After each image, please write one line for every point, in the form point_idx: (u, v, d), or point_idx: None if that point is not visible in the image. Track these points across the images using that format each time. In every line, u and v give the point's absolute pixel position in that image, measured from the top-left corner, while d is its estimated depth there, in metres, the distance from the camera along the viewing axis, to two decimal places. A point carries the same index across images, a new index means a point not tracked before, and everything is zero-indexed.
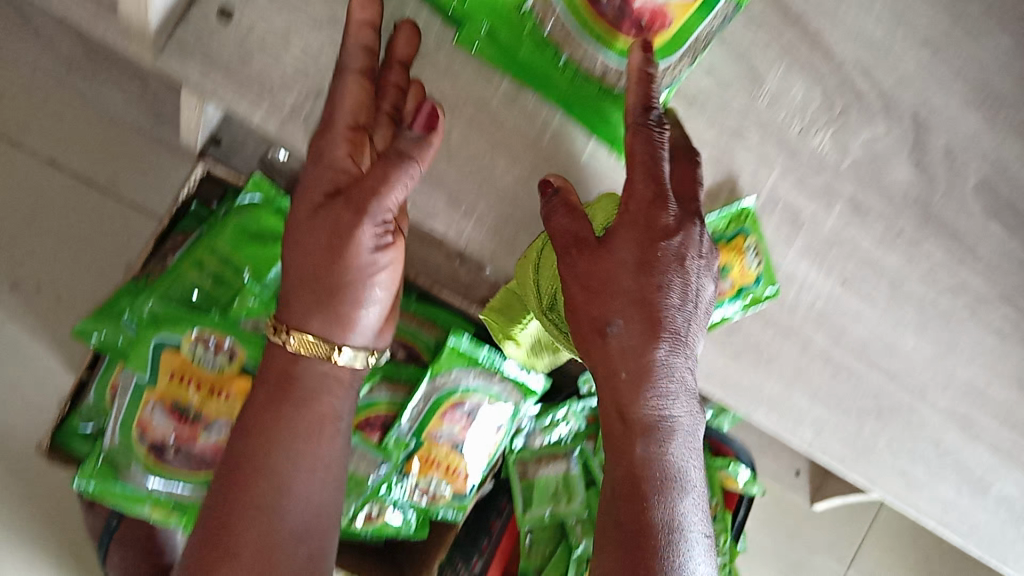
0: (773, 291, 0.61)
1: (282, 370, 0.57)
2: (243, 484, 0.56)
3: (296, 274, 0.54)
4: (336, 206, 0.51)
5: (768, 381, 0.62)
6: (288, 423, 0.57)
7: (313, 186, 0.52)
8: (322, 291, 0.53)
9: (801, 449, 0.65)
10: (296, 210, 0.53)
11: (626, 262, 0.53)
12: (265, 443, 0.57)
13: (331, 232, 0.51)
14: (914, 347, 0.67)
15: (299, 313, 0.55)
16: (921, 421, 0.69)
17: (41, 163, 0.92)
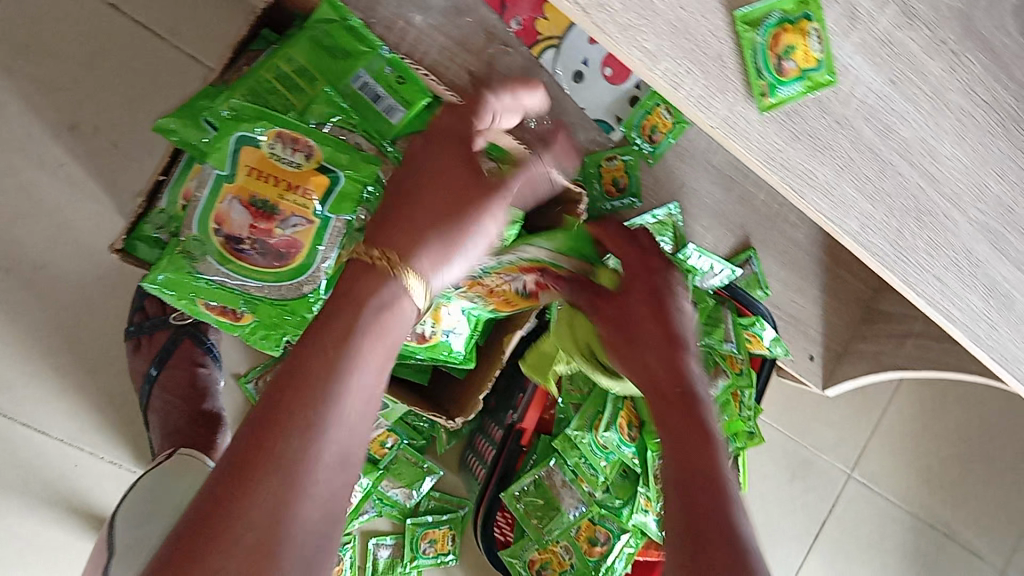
0: (830, 79, 0.65)
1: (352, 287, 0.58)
2: (290, 406, 0.53)
3: (400, 190, 0.62)
4: (476, 171, 0.63)
5: (821, 167, 0.67)
6: (359, 352, 0.57)
7: (444, 166, 0.63)
8: (448, 210, 0.62)
9: (847, 240, 0.70)
10: (423, 183, 0.62)
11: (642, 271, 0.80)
12: (325, 384, 0.54)
13: (456, 189, 0.62)
14: (951, 155, 0.72)
15: (405, 240, 0.60)
16: (955, 229, 0.74)
17: (102, 7, 0.94)
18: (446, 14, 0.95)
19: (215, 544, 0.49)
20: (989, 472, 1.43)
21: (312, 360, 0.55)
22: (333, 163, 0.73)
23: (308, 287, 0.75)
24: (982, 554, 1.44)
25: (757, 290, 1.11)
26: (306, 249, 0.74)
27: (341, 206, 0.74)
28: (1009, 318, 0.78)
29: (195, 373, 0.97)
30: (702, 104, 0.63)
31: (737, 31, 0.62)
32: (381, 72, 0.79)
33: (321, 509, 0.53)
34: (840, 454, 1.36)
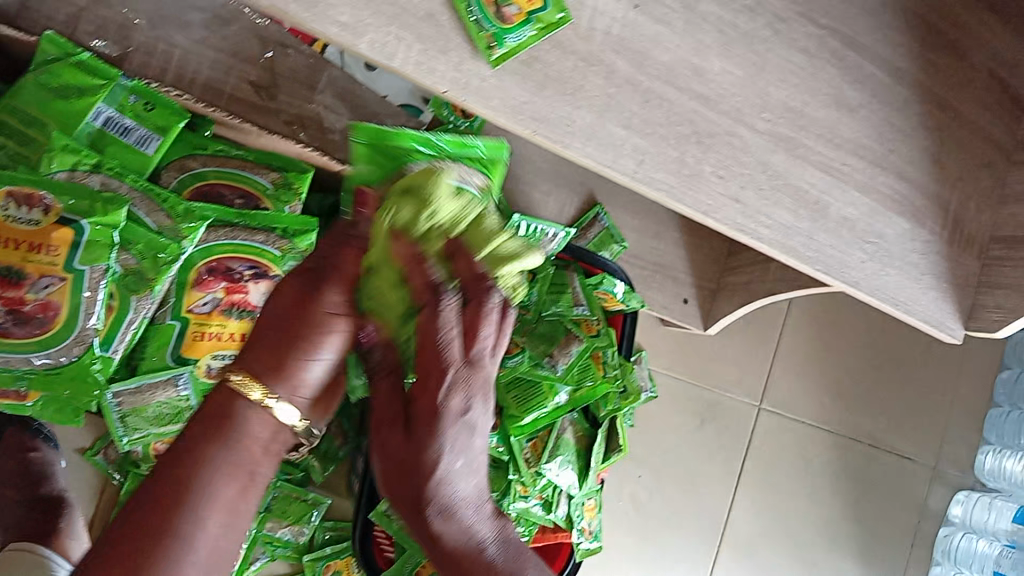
0: (563, 17, 0.62)
1: (223, 408, 0.57)
2: (172, 503, 0.53)
3: (269, 325, 0.58)
4: (317, 322, 0.57)
5: (576, 112, 0.62)
6: (217, 471, 0.55)
7: (290, 303, 0.57)
8: (288, 335, 0.57)
9: (625, 181, 0.65)
10: (284, 321, 0.57)
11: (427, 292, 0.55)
12: (195, 469, 0.55)
13: (303, 303, 0.57)
14: (722, 71, 0.68)
15: (271, 364, 0.57)
16: (744, 146, 0.70)
17: None
18: (209, 26, 0.80)
19: None
20: (898, 373, 1.42)
21: (176, 475, 0.54)
22: (75, 212, 0.67)
23: (78, 349, 0.68)
24: (912, 457, 1.42)
25: (612, 244, 1.08)
26: (66, 307, 0.67)
27: (94, 255, 0.67)
28: (825, 225, 0.75)
29: (26, 459, 0.90)
30: (424, 69, 0.58)
31: None
32: (125, 102, 0.74)
33: None
34: (745, 389, 1.33)
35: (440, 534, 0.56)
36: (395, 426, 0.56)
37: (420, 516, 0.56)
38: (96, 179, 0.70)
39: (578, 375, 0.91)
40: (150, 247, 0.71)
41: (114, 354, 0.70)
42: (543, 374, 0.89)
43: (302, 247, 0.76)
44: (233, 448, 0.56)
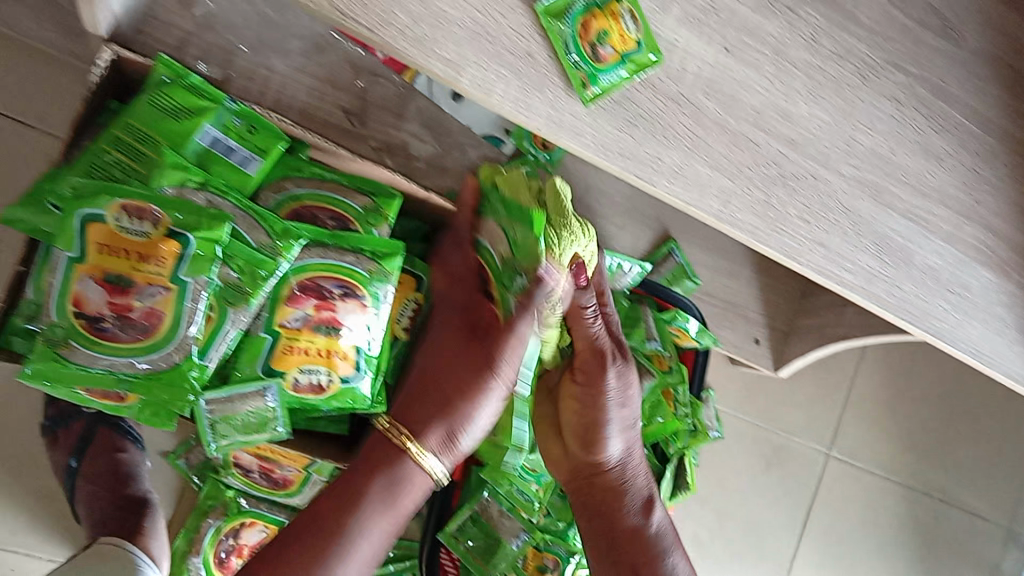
0: (655, 57, 0.63)
1: (386, 453, 0.62)
2: (311, 555, 0.57)
3: (430, 374, 0.64)
4: (485, 359, 0.64)
5: (665, 151, 0.64)
6: (369, 513, 0.60)
7: (448, 360, 0.65)
8: (444, 391, 0.63)
9: (710, 221, 0.67)
10: (447, 390, 0.63)
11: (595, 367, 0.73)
12: (336, 523, 0.59)
13: (472, 360, 0.64)
14: (809, 115, 0.69)
15: (422, 419, 0.63)
16: (830, 190, 0.71)
17: None
18: (308, 55, 0.85)
19: None
20: (975, 428, 1.38)
21: (313, 533, 0.58)
22: (183, 226, 0.71)
23: (178, 355, 0.72)
24: (987, 516, 1.37)
25: (685, 280, 1.09)
26: (169, 315, 0.71)
27: (198, 268, 0.71)
28: (910, 274, 0.75)
29: (116, 458, 0.94)
30: (520, 105, 0.60)
31: (542, 26, 0.60)
32: (230, 124, 0.78)
33: None
34: (814, 434, 1.31)
35: (645, 529, 0.77)
36: (582, 439, 0.76)
37: (608, 513, 0.77)
38: (203, 196, 0.74)
39: (649, 410, 0.93)
40: (248, 262, 0.74)
41: (209, 361, 0.74)
42: None
43: (388, 268, 0.81)
44: (394, 504, 0.61)
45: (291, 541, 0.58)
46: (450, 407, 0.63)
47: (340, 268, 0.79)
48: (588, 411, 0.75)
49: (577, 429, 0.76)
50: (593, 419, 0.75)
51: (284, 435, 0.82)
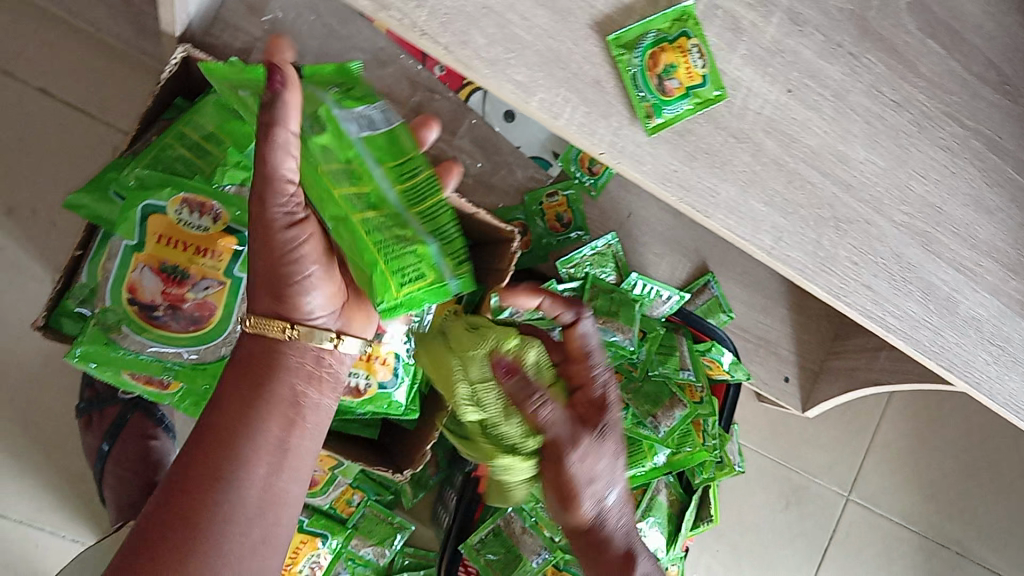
0: (718, 93, 0.64)
1: (258, 357, 0.64)
2: (221, 456, 0.62)
3: (259, 278, 0.62)
4: (290, 235, 0.60)
5: (722, 184, 0.65)
6: (261, 420, 0.64)
7: (274, 246, 0.60)
8: (279, 294, 0.62)
9: (761, 256, 0.67)
10: (286, 285, 0.62)
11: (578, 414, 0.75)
12: (243, 430, 0.63)
13: (264, 224, 0.59)
14: (865, 160, 0.70)
15: (275, 303, 0.62)
16: (881, 235, 0.71)
17: (32, 90, 0.96)
18: (368, 67, 0.87)
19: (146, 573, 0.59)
20: (999, 485, 1.36)
21: (223, 426, 0.63)
22: (242, 224, 0.73)
23: (226, 349, 0.74)
24: (1003, 573, 1.36)
25: (720, 313, 1.09)
26: (221, 308, 0.72)
27: (253, 264, 0.73)
28: (955, 324, 0.75)
29: (146, 445, 0.95)
30: (584, 130, 0.62)
31: (612, 56, 0.61)
32: None
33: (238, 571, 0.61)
34: (835, 477, 1.31)
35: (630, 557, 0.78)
36: (559, 504, 0.75)
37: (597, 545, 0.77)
38: None
39: (677, 440, 0.93)
40: None
41: None
42: (644, 435, 0.92)
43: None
44: (267, 400, 0.64)
45: (165, 512, 0.61)
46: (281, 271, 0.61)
47: None
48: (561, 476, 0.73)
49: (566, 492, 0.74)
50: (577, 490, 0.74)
51: None
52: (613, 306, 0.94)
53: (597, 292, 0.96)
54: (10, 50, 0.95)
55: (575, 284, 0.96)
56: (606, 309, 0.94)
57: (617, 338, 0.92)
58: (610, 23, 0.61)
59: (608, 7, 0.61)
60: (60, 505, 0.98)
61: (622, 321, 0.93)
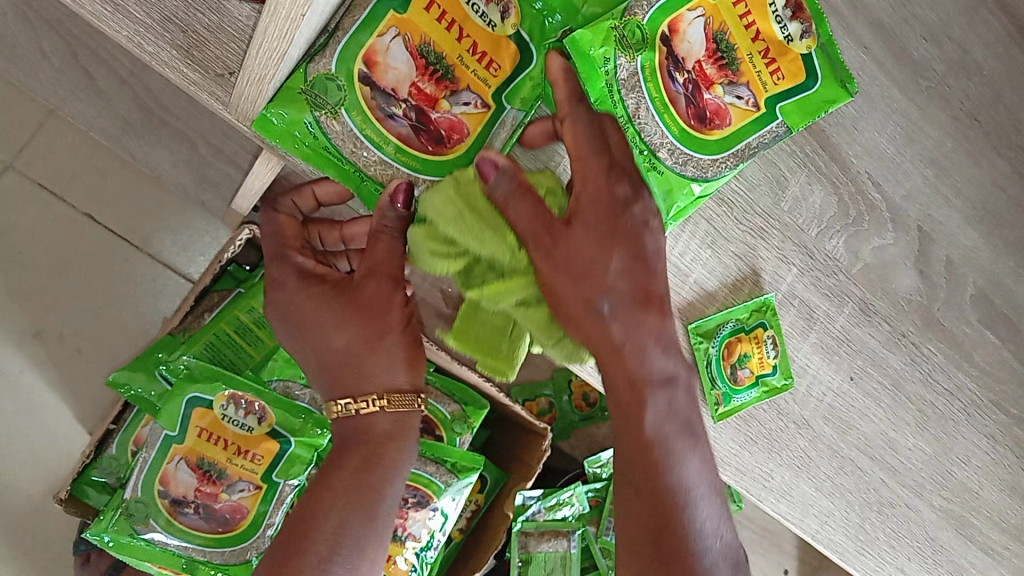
0: (786, 382, 0.65)
1: (353, 434, 0.60)
2: (315, 516, 0.57)
3: (342, 359, 0.58)
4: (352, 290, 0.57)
5: (777, 469, 0.66)
6: (371, 476, 0.59)
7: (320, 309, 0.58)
8: (365, 358, 0.58)
9: (805, 537, 0.69)
10: (359, 361, 0.58)
11: (593, 238, 0.53)
12: (352, 475, 0.59)
13: (361, 298, 0.57)
14: (914, 447, 0.71)
15: (359, 373, 0.58)
16: (919, 519, 0.72)
17: (78, 216, 0.94)
18: None
19: None
20: None
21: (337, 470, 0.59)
22: (286, 427, 0.72)
23: (251, 552, 0.72)
24: None
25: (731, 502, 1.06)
26: (253, 511, 0.71)
27: (290, 470, 0.71)
28: None
29: None
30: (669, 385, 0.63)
31: (691, 343, 0.63)
32: None
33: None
34: None
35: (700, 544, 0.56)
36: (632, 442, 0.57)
37: (646, 336, 0.55)
38: (307, 395, 0.75)
39: None
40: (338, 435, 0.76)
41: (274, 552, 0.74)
42: None
43: (465, 481, 0.81)
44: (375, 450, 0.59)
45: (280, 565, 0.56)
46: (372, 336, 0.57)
47: (415, 476, 0.79)
48: (582, 321, 0.54)
49: (572, 265, 0.53)
50: (597, 167, 0.53)
51: None
52: None
53: None
54: (62, 174, 0.94)
55: (601, 483, 0.92)
56: None
57: None
58: (691, 310, 0.63)
59: (692, 294, 0.63)
60: None
61: None
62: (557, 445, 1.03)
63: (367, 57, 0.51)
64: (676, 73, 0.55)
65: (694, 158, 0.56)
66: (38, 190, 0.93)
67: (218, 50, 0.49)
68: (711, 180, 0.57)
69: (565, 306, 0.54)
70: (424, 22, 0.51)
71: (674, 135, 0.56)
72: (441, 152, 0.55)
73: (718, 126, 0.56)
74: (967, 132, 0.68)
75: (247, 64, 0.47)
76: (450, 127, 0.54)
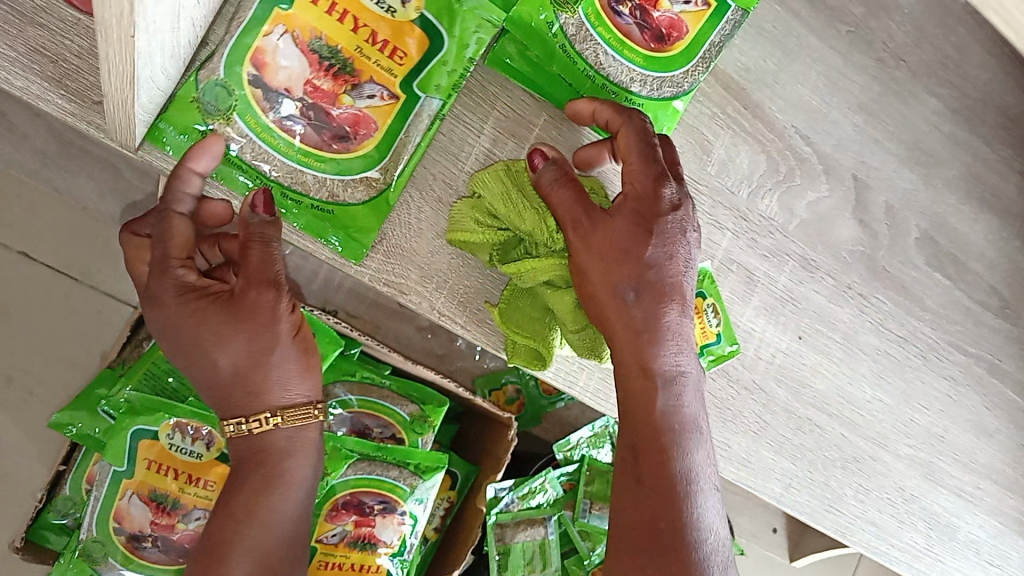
0: (733, 348, 0.63)
1: (251, 451, 0.57)
2: (227, 544, 0.55)
3: (225, 374, 0.54)
4: (234, 300, 0.53)
5: (733, 437, 0.65)
6: (273, 495, 0.56)
7: (195, 319, 0.52)
8: (251, 374, 0.54)
9: (772, 504, 0.67)
10: (245, 379, 0.54)
11: (631, 229, 0.51)
12: (253, 501, 0.56)
13: (243, 310, 0.53)
14: (872, 399, 0.70)
15: (246, 390, 0.55)
16: (886, 470, 0.71)
17: (13, 255, 0.92)
18: None
19: None
20: None
21: (241, 494, 0.56)
22: None
23: None
24: None
25: None
26: None
27: None
28: (952, 548, 0.74)
29: None
30: (599, 397, 0.64)
31: None
32: None
33: None
34: None
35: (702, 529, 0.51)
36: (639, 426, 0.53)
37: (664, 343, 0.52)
38: None
39: None
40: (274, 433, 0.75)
41: None
42: None
43: (430, 481, 0.80)
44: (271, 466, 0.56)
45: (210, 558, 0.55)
46: (256, 348, 0.54)
47: (376, 481, 0.78)
48: (604, 303, 0.52)
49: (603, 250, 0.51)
50: (641, 167, 0.52)
51: None
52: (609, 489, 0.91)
53: (593, 475, 0.91)
54: None
55: (573, 466, 0.92)
56: (603, 494, 0.91)
57: None
58: None
59: None
60: None
61: None
62: (527, 431, 1.03)
63: (254, 58, 0.51)
64: (619, 6, 0.56)
65: (666, 79, 0.58)
66: None
67: (92, 77, 0.49)
68: (689, 91, 0.58)
69: (592, 296, 0.52)
70: (313, 17, 0.51)
71: (641, 66, 0.57)
72: (344, 150, 0.53)
73: (678, 38, 0.57)
74: (893, 73, 0.68)
75: (106, 90, 0.43)
76: (354, 120, 0.53)
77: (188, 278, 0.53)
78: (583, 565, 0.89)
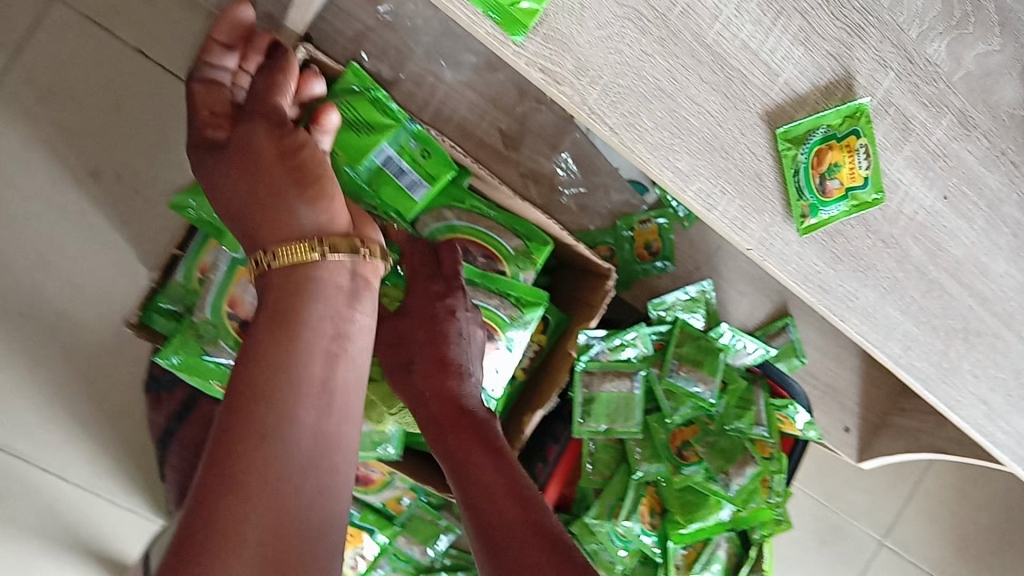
0: (879, 196, 0.61)
1: (287, 281, 0.60)
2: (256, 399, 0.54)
3: (232, 212, 0.63)
4: (229, 143, 0.64)
5: (862, 288, 0.63)
6: (308, 343, 0.58)
7: (212, 167, 0.64)
8: (255, 208, 0.62)
9: (887, 363, 0.65)
10: (244, 208, 0.62)
11: (516, 518, 0.67)
12: (290, 350, 0.57)
13: (246, 154, 0.63)
14: (1005, 273, 0.66)
15: (251, 228, 0.62)
16: (1005, 349, 0.68)
17: (130, 52, 0.92)
18: (477, 71, 0.89)
19: (220, 484, 0.51)
20: None
21: (277, 348, 0.57)
22: None
23: None
24: None
25: (792, 357, 1.03)
26: None
27: None
28: None
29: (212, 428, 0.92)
30: (737, 226, 0.59)
31: (777, 148, 0.59)
32: (405, 145, 0.77)
33: (296, 463, 0.54)
34: (873, 520, 1.28)
35: None
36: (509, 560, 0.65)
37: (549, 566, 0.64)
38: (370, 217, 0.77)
39: (744, 496, 0.90)
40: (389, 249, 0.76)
41: None
42: (713, 490, 0.90)
43: (529, 316, 0.81)
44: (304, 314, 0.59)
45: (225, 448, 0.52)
46: (246, 183, 0.63)
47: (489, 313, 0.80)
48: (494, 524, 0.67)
49: (507, 545, 0.66)
50: (503, 479, 0.70)
51: (392, 458, 0.80)
52: (699, 354, 0.91)
53: (684, 337, 0.91)
54: (113, 8, 0.91)
55: (665, 326, 0.92)
56: (693, 357, 0.91)
57: (699, 389, 0.90)
58: (780, 115, 0.58)
59: (781, 97, 0.58)
60: (120, 469, 0.97)
61: (706, 372, 0.90)
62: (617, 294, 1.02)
63: None
64: None
65: None
66: (87, 25, 0.91)
67: None
68: None
69: (494, 533, 0.67)
70: None
71: None
72: None
73: None
74: None
75: None
76: None
77: (208, 135, 0.67)
78: (665, 423, 0.91)
